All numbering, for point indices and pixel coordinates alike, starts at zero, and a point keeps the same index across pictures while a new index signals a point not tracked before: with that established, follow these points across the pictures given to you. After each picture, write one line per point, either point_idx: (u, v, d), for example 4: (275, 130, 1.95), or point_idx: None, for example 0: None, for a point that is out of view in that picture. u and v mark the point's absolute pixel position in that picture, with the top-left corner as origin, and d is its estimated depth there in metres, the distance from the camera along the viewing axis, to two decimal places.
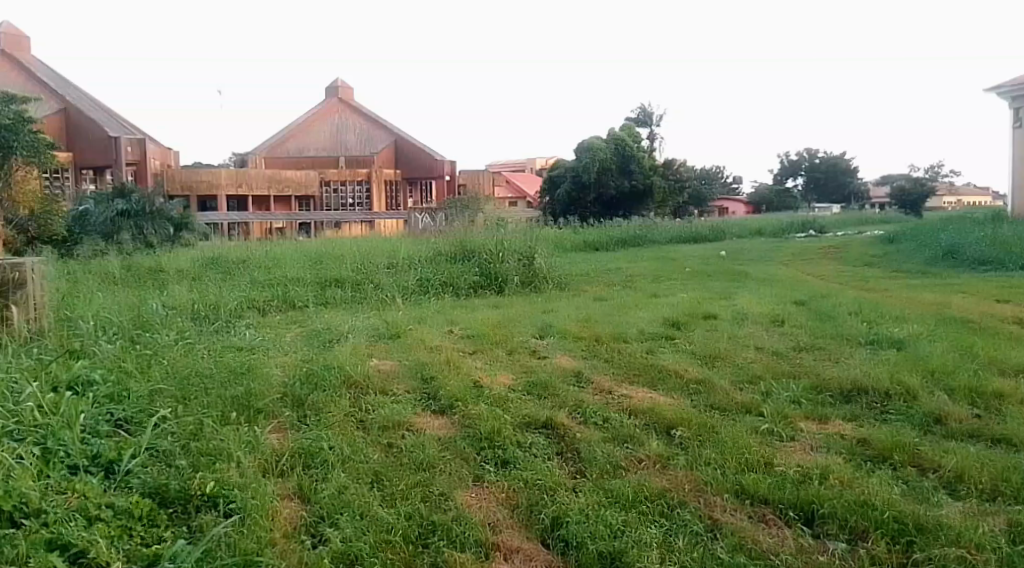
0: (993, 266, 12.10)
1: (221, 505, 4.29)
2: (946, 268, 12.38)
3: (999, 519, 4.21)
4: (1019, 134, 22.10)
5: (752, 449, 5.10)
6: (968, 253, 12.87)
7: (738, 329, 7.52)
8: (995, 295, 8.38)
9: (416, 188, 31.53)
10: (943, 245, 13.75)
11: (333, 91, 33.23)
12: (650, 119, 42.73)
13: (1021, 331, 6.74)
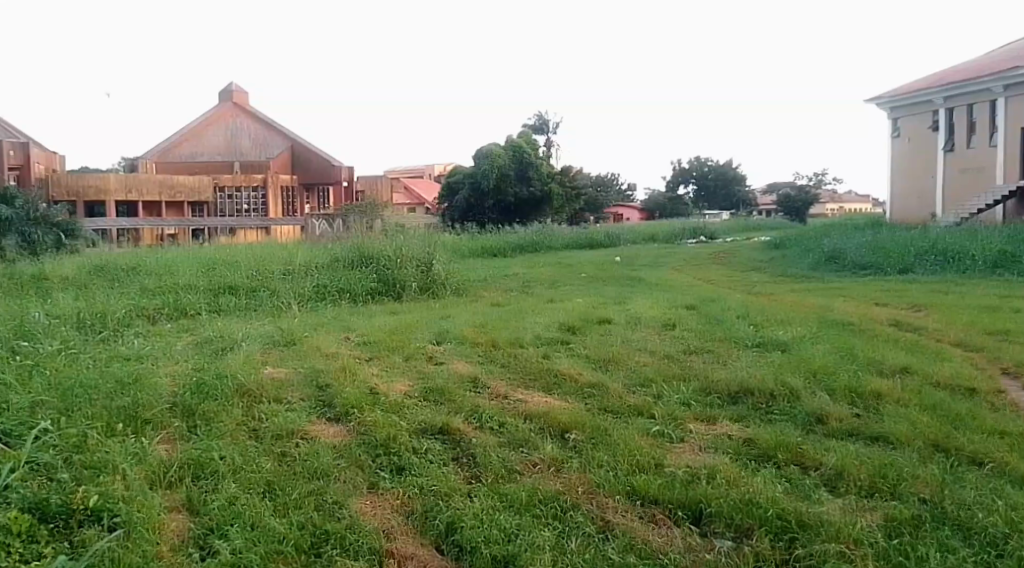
0: (873, 269, 12.70)
1: (106, 519, 4.08)
2: (829, 272, 12.93)
3: (876, 515, 4.21)
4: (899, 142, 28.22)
5: (642, 451, 5.13)
6: (850, 256, 13.49)
7: (632, 334, 7.67)
8: (869, 298, 8.81)
9: (313, 194, 32.07)
10: (825, 251, 14.39)
11: (227, 95, 33.47)
12: (547, 127, 46.16)
13: (894, 332, 7.06)
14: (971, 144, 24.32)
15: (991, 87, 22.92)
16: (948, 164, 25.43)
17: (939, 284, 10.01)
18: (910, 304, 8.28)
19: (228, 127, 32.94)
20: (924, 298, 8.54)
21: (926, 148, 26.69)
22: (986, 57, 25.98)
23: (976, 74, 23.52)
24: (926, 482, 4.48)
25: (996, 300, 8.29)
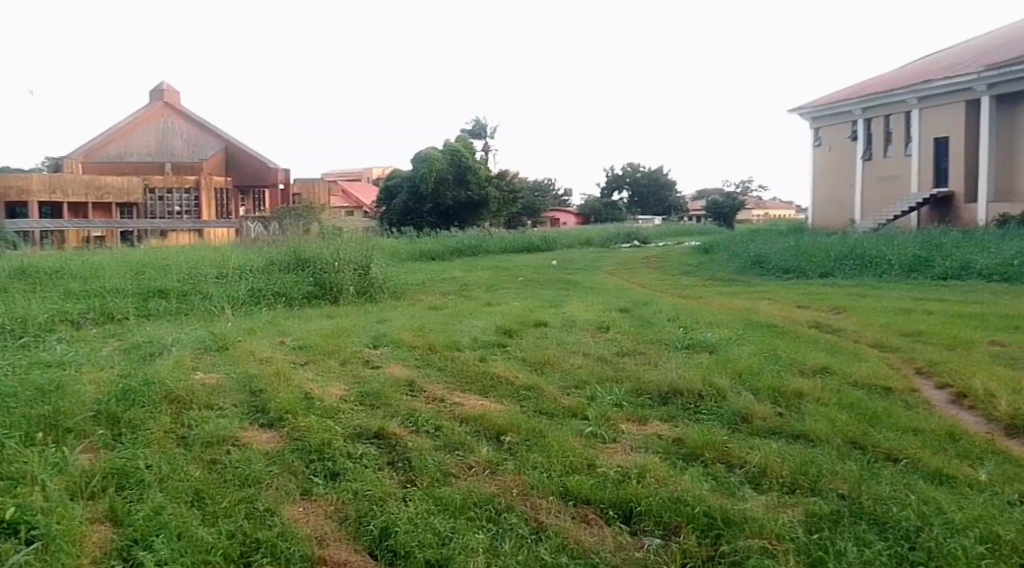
0: (796, 273, 13.14)
1: (23, 532, 3.92)
2: (754, 276, 13.32)
3: (797, 510, 4.26)
4: (821, 150, 29.39)
5: (575, 452, 5.16)
6: (774, 261, 13.90)
7: (567, 337, 7.79)
8: (792, 301, 9.11)
9: (248, 196, 31.57)
10: (752, 256, 14.84)
11: (158, 93, 32.60)
12: (484, 131, 46.55)
13: (816, 334, 7.31)
14: (888, 153, 25.58)
15: (907, 99, 24.22)
16: (867, 173, 26.53)
17: (858, 288, 10.41)
18: (831, 306, 8.58)
19: (158, 126, 32.12)
20: (843, 301, 8.88)
21: (846, 157, 27.81)
22: (896, 70, 27.50)
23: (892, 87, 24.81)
24: (844, 478, 4.50)
25: (908, 302, 8.69)
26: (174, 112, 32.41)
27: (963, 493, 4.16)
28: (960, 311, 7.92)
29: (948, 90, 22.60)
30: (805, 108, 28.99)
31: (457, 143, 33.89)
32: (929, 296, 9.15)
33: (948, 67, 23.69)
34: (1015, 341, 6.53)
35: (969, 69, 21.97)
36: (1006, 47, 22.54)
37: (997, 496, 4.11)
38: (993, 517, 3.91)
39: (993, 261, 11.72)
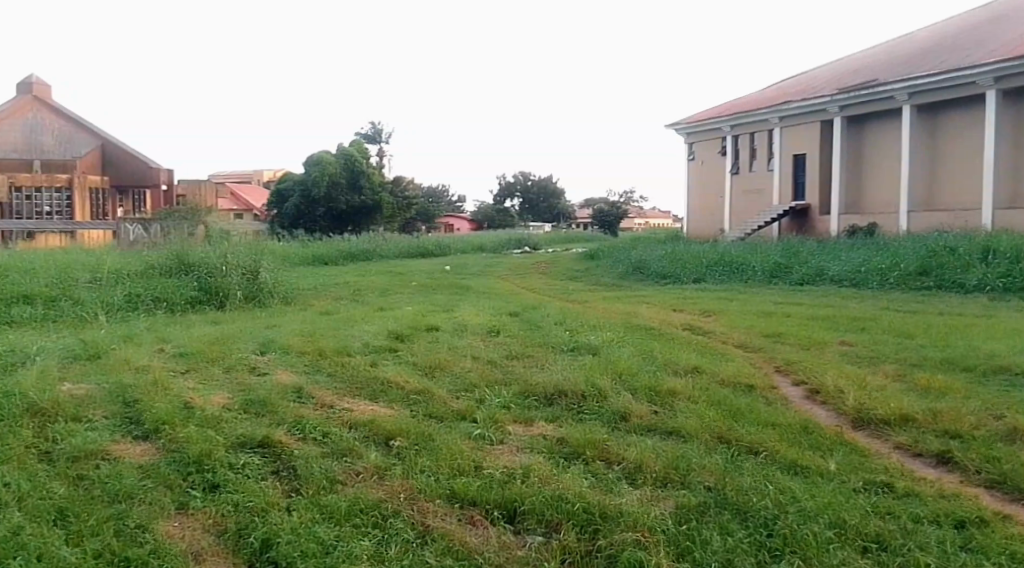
0: (672, 278, 13.73)
1: None
2: (633, 282, 13.86)
3: (669, 503, 4.42)
4: (693, 164, 31.01)
5: (463, 455, 5.16)
6: (653, 267, 14.49)
7: (457, 341, 7.87)
8: (669, 304, 9.55)
9: (127, 196, 30.15)
10: (633, 262, 15.44)
11: (26, 86, 30.38)
12: (378, 136, 46.33)
13: (691, 336, 7.69)
14: (754, 167, 27.47)
15: (770, 118, 26.18)
16: (737, 185, 28.25)
17: (728, 292, 11.04)
18: (703, 310, 9.05)
19: (26, 122, 29.83)
20: (714, 305, 9.40)
21: (717, 170, 29.47)
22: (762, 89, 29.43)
23: (757, 107, 26.75)
24: (711, 471, 4.73)
25: (769, 306, 9.29)
26: (42, 107, 30.05)
27: (815, 480, 4.39)
28: (816, 314, 8.54)
29: (804, 110, 24.67)
30: (680, 124, 30.55)
31: (350, 147, 33.52)
32: (790, 300, 9.82)
33: (806, 90, 25.75)
34: (860, 341, 7.10)
35: (824, 92, 23.99)
36: (855, 73, 24.72)
37: (844, 482, 4.35)
38: (841, 502, 4.11)
39: (843, 269, 12.64)
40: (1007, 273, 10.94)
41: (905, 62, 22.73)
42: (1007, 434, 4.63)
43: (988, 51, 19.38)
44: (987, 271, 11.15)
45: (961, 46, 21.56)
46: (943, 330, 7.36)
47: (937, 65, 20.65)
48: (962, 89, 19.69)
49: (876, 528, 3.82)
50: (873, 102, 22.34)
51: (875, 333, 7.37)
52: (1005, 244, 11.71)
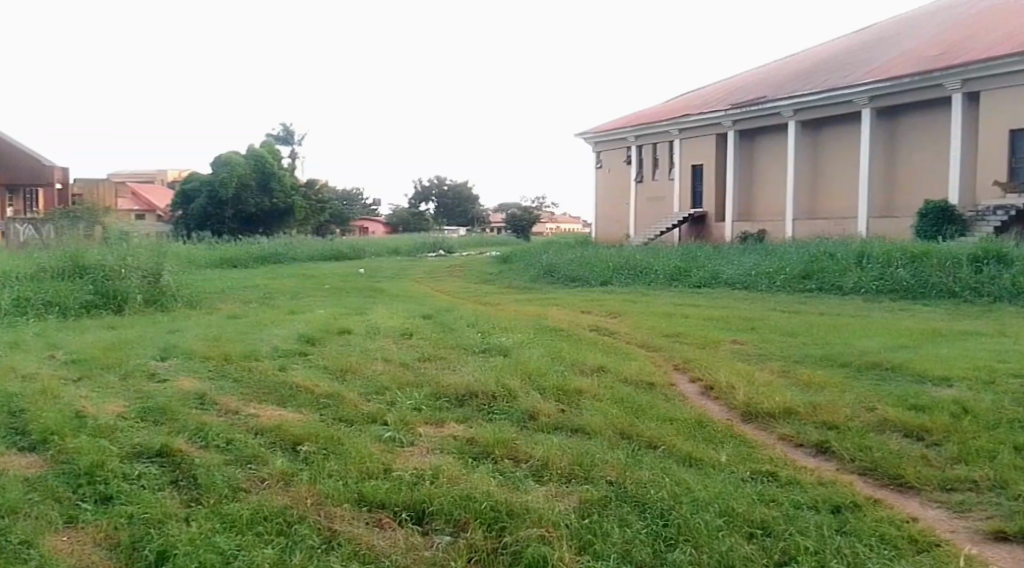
0: (580, 281, 14.09)
1: None
2: (544, 284, 14.14)
3: (574, 498, 4.46)
4: (601, 172, 31.69)
5: (372, 458, 5.05)
6: (563, 270, 14.84)
7: (370, 344, 7.88)
8: (578, 306, 9.83)
9: (16, 196, 28.72)
10: (544, 265, 15.75)
11: None
12: (292, 137, 45.60)
13: (598, 337, 7.93)
14: (655, 176, 28.53)
15: (670, 129, 27.31)
16: (643, 193, 29.14)
17: (632, 294, 11.45)
18: (609, 311, 9.34)
19: None
20: (620, 306, 9.72)
21: (623, 178, 30.25)
22: (666, 102, 30.52)
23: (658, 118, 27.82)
24: (614, 465, 4.83)
25: (669, 307, 9.67)
26: None
27: (708, 473, 4.57)
28: (712, 314, 8.93)
29: (702, 124, 25.92)
30: (589, 133, 31.20)
31: (261, 148, 32.84)
32: (687, 302, 10.29)
33: (705, 103, 26.96)
34: (751, 340, 7.47)
35: (719, 107, 25.30)
36: (750, 87, 26.05)
37: (733, 474, 4.56)
38: (731, 493, 4.29)
39: (736, 272, 13.25)
40: (879, 276, 11.68)
41: (794, 79, 24.24)
42: (878, 425, 5.00)
43: (871, 73, 20.86)
44: (862, 274, 11.88)
45: (842, 66, 23.23)
46: (826, 329, 7.83)
47: (820, 83, 22.27)
48: (842, 107, 21.49)
49: (761, 515, 4.01)
50: (763, 117, 23.84)
51: (766, 332, 7.77)
52: (879, 249, 12.52)
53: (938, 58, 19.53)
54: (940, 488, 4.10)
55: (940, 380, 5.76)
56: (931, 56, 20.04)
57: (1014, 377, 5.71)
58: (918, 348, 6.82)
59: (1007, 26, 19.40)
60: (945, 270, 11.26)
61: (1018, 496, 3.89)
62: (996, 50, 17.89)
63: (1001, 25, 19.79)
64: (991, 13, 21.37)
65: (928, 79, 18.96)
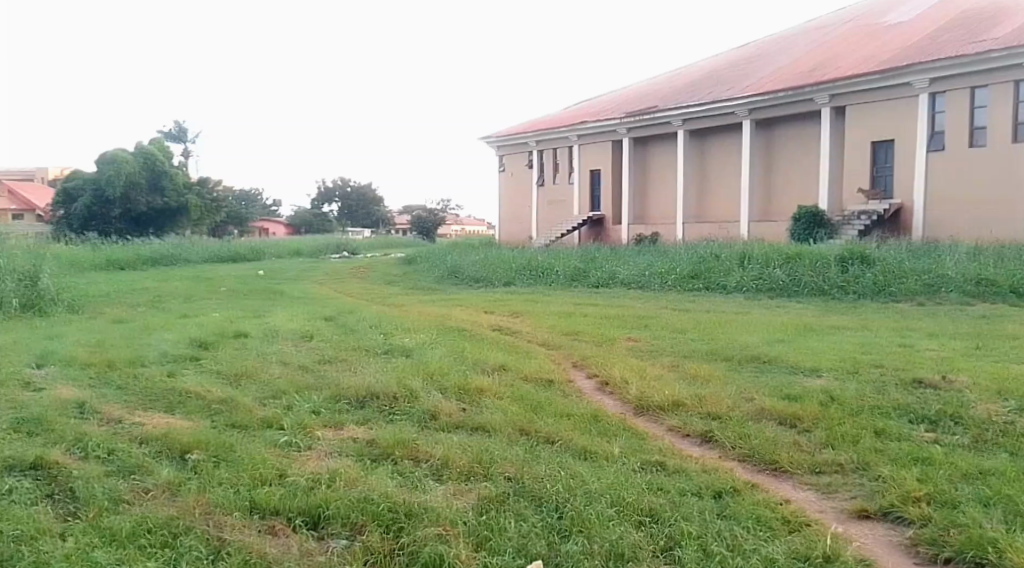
0: (483, 282, 14.26)
1: None
2: (448, 285, 14.23)
3: (472, 495, 4.52)
4: (502, 176, 32.03)
5: (266, 464, 4.98)
6: (466, 272, 14.99)
7: (268, 347, 7.74)
8: (480, 306, 9.96)
9: None
10: (448, 267, 15.85)
11: None
12: (184, 135, 43.99)
13: (500, 336, 8.07)
14: (555, 181, 29.12)
15: (568, 135, 27.91)
16: (543, 196, 29.70)
17: (532, 294, 11.70)
18: (511, 311, 9.50)
19: None
20: (522, 306, 9.88)
21: (524, 182, 30.70)
22: (568, 109, 31.16)
23: (557, 124, 28.39)
24: (512, 462, 4.92)
25: (568, 307, 9.90)
26: None
27: (601, 466, 4.74)
28: (609, 313, 9.22)
29: (599, 131, 26.63)
30: (491, 138, 31.50)
31: (150, 145, 31.55)
32: (585, 301, 10.57)
33: (602, 110, 27.66)
34: (644, 337, 7.77)
35: (614, 114, 26.05)
36: (644, 96, 26.93)
37: (625, 465, 4.76)
38: (622, 484, 4.46)
39: (630, 272, 13.70)
40: (759, 276, 12.33)
41: (685, 89, 25.23)
42: (756, 414, 5.31)
43: (754, 86, 22.01)
44: (743, 274, 12.51)
45: (730, 77, 24.36)
46: (712, 325, 8.22)
47: (706, 94, 23.30)
48: (725, 118, 22.65)
49: (649, 504, 4.20)
50: (654, 126, 24.76)
51: (657, 329, 8.09)
52: (758, 251, 13.20)
53: (812, 73, 20.81)
54: (810, 472, 4.42)
55: (810, 371, 6.18)
56: (805, 71, 21.33)
57: (875, 367, 6.18)
58: (792, 341, 7.28)
59: (872, 46, 20.89)
60: (816, 270, 12.00)
61: (878, 477, 4.22)
62: (867, 67, 19.21)
63: (869, 43, 21.26)
64: (860, 32, 22.93)
65: (799, 94, 20.27)
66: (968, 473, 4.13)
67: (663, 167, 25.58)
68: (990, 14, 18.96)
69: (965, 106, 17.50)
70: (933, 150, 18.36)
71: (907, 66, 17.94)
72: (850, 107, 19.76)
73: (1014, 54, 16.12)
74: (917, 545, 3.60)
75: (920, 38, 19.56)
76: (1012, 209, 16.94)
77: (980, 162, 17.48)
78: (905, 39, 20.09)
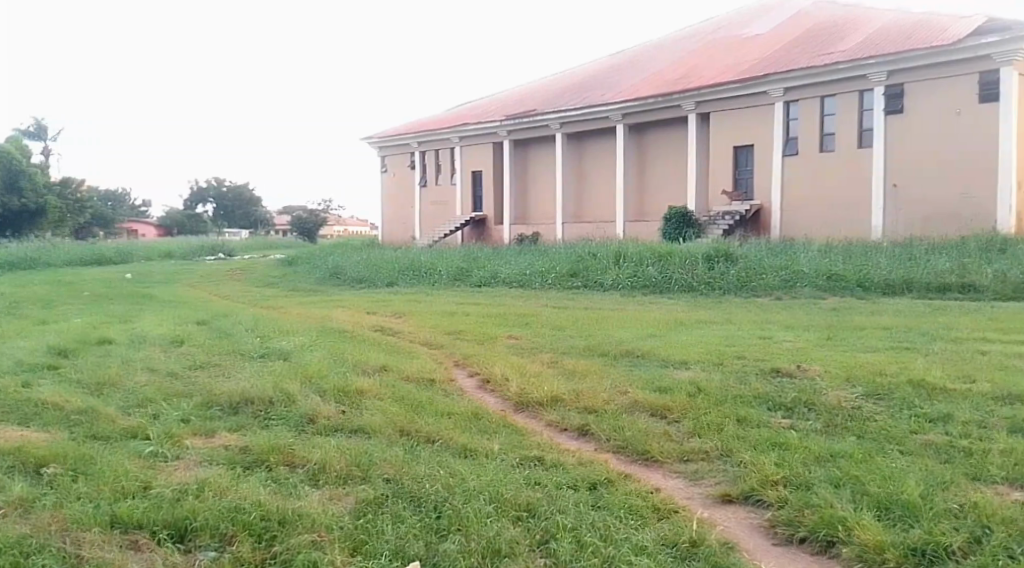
0: (366, 283, 14.09)
1: None
2: (330, 286, 13.99)
3: (349, 499, 4.42)
4: (385, 177, 31.67)
5: (131, 475, 4.71)
6: (349, 273, 14.77)
7: (135, 353, 7.34)
8: (362, 307, 9.82)
9: None
10: (329, 268, 15.58)
11: None
12: (44, 133, 41.28)
13: (381, 336, 7.99)
14: (437, 181, 29.07)
15: (450, 137, 27.96)
16: (426, 196, 29.59)
17: (415, 294, 11.65)
18: (392, 311, 9.43)
19: None
20: (404, 306, 9.82)
21: (406, 182, 30.46)
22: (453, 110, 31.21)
23: (438, 126, 28.39)
24: (391, 464, 4.85)
25: (452, 306, 9.94)
26: None
27: (481, 463, 4.76)
28: (491, 312, 9.30)
29: (479, 133, 26.82)
30: (373, 139, 31.09)
31: (5, 143, 29.26)
32: (468, 300, 10.61)
33: (484, 112, 27.81)
34: (525, 335, 7.87)
35: (494, 116, 26.31)
36: (527, 99, 27.34)
37: (505, 461, 4.79)
38: (501, 481, 4.48)
39: (512, 271, 13.86)
40: (634, 274, 12.76)
41: (565, 92, 25.80)
42: (629, 406, 5.49)
43: (628, 91, 22.77)
44: (619, 272, 12.91)
45: (607, 81, 25.11)
46: (589, 322, 8.43)
47: (584, 99, 23.89)
48: (600, 122, 23.32)
49: (527, 499, 4.24)
50: (533, 129, 25.18)
51: (538, 327, 8.19)
52: (633, 249, 13.64)
53: (681, 81, 21.72)
54: (679, 460, 4.60)
55: (679, 363, 6.44)
56: (675, 79, 22.23)
57: (738, 358, 6.51)
58: (664, 336, 7.56)
59: (736, 54, 22.06)
60: (686, 267, 12.53)
61: (739, 463, 4.44)
62: (730, 76, 20.26)
63: (733, 52, 22.44)
64: (725, 42, 24.16)
65: (667, 100, 21.12)
66: (821, 456, 4.40)
67: (545, 169, 26.05)
68: (838, 29, 20.42)
69: (818, 114, 18.74)
70: (789, 154, 19.55)
71: (764, 76, 19.03)
72: (714, 114, 20.75)
73: (859, 66, 17.43)
74: (775, 527, 3.80)
75: (778, 48, 20.82)
76: (859, 209, 18.25)
77: (832, 166, 18.74)
78: (765, 49, 21.34)
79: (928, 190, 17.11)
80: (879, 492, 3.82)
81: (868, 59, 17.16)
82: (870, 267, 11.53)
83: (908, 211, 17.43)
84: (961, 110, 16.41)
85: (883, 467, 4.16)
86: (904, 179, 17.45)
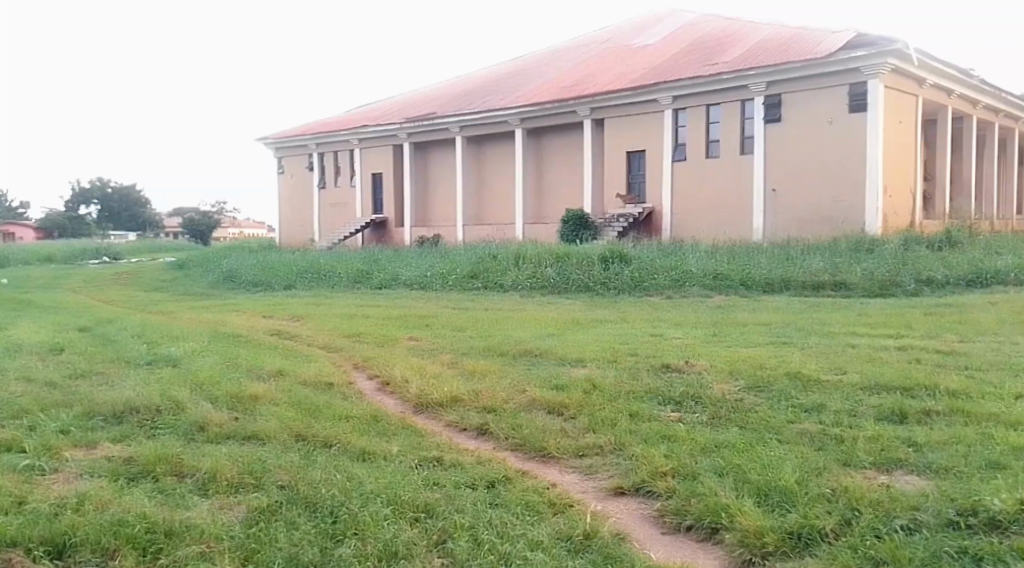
0: (263, 286, 13.72)
1: None
2: (224, 290, 13.54)
3: (241, 507, 4.30)
4: (282, 179, 30.92)
5: (4, 491, 4.43)
6: (244, 276, 14.33)
7: (9, 363, 6.88)
8: (257, 311, 9.56)
9: None
10: (223, 271, 15.07)
11: None
12: None
13: (277, 340, 7.82)
14: (337, 183, 28.62)
15: (350, 139, 27.56)
16: (324, 198, 29.08)
17: (313, 296, 11.43)
18: (290, 314, 9.22)
19: None
20: (300, 309, 9.62)
21: (304, 184, 29.84)
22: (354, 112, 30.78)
23: (338, 127, 27.93)
24: (286, 470, 4.74)
25: (350, 308, 9.80)
26: None
27: (379, 465, 4.73)
28: (390, 314, 9.23)
29: (379, 134, 26.54)
30: (269, 139, 30.30)
31: None
32: (367, 302, 10.49)
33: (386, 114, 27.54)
34: (425, 336, 7.86)
35: (395, 119, 26.10)
36: (429, 101, 27.27)
37: (402, 463, 4.78)
38: (398, 483, 4.45)
39: (412, 273, 13.78)
40: (533, 275, 12.91)
41: (467, 95, 25.88)
42: (527, 404, 5.57)
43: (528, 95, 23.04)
44: (519, 273, 13.04)
45: (508, 86, 25.34)
46: (488, 322, 8.50)
47: (485, 103, 24.02)
48: (500, 126, 23.51)
49: (425, 500, 4.24)
50: (434, 132, 25.13)
51: (437, 329, 8.19)
52: (532, 250, 13.82)
53: (578, 87, 22.18)
54: (574, 456, 4.70)
55: (575, 361, 6.58)
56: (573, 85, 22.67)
57: (632, 355, 6.70)
58: (561, 335, 7.71)
59: (631, 62, 22.70)
60: (583, 268, 12.79)
61: (631, 456, 4.58)
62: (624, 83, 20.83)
63: (629, 60, 23.08)
64: (621, 50, 24.82)
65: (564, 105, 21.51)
66: (705, 447, 4.59)
67: (449, 172, 26.02)
68: (725, 40, 21.33)
69: (707, 122, 19.48)
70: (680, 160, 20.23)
71: (654, 85, 19.66)
72: (608, 120, 21.26)
73: (742, 76, 18.23)
74: (664, 516, 3.95)
75: (670, 57, 21.56)
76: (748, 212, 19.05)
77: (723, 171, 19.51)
78: (659, 57, 22.05)
79: (809, 194, 18.05)
80: (760, 480, 4.02)
81: (750, 70, 17.98)
82: (753, 267, 12.09)
83: (792, 215, 18.31)
84: (833, 119, 17.47)
85: (764, 455, 4.37)
86: (784, 184, 18.37)
